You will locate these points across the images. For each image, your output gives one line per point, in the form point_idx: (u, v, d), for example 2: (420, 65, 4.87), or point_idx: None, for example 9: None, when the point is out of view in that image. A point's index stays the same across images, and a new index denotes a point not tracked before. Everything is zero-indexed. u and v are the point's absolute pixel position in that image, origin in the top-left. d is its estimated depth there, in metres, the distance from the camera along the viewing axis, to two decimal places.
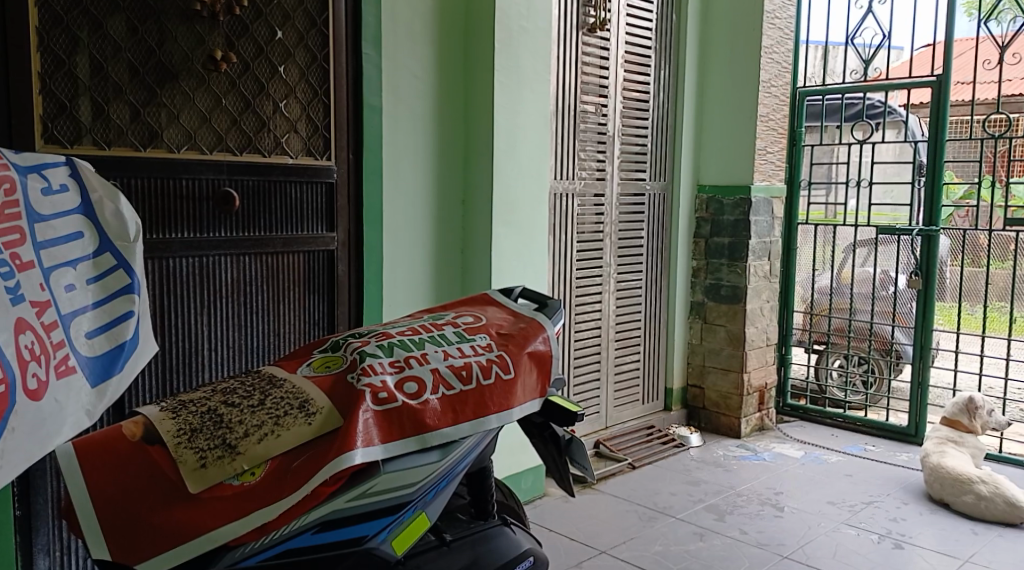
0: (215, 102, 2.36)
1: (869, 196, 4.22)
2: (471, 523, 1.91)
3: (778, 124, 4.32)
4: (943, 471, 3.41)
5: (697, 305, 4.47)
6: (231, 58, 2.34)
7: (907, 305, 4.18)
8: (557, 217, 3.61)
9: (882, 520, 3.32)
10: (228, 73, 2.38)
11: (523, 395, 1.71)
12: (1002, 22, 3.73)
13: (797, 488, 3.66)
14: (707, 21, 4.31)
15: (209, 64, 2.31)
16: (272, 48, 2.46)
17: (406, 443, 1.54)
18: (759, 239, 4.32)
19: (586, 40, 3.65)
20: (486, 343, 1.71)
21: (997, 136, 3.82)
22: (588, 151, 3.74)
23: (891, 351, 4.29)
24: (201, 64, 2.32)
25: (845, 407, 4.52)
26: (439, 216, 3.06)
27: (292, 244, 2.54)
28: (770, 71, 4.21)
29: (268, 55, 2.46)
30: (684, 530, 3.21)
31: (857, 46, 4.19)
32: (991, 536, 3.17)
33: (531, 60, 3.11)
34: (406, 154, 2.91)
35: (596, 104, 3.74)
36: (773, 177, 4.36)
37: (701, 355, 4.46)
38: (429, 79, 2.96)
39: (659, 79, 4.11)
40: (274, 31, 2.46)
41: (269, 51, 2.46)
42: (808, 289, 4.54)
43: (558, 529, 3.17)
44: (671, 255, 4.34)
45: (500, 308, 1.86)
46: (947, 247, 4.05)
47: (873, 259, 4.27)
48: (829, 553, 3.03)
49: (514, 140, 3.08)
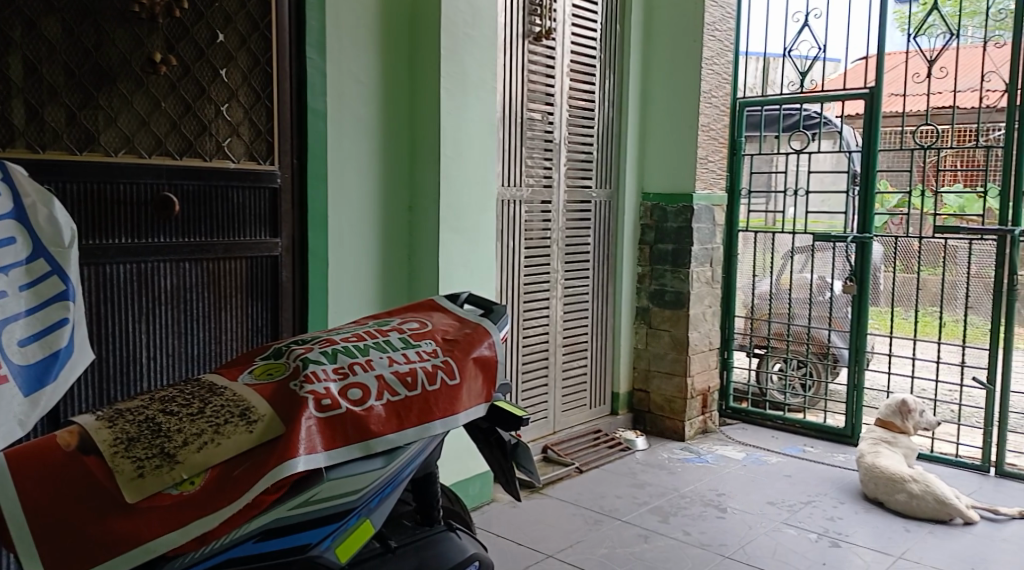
0: (153, 106, 2.33)
1: (806, 204, 4.35)
2: (416, 529, 1.93)
3: (719, 134, 4.42)
4: (877, 470, 3.51)
5: (642, 311, 4.54)
6: (170, 61, 2.32)
7: (843, 310, 4.30)
8: (504, 223, 3.64)
9: (820, 519, 3.42)
10: (168, 76, 2.36)
11: (469, 400, 1.73)
12: (932, 37, 3.88)
13: (739, 489, 3.74)
14: (650, 32, 4.40)
15: (148, 66, 2.29)
16: (213, 52, 2.44)
17: (349, 450, 1.55)
18: (701, 246, 4.41)
19: (532, 48, 3.69)
20: (432, 349, 1.73)
21: (927, 147, 3.96)
22: (534, 158, 3.77)
23: (827, 354, 4.39)
24: (139, 66, 2.29)
25: (784, 409, 4.62)
26: (386, 222, 3.06)
27: (234, 249, 2.53)
28: (711, 83, 4.31)
29: (209, 59, 2.44)
30: (629, 532, 3.26)
31: (795, 58, 4.30)
32: (922, 533, 3.28)
33: (477, 68, 3.14)
34: (352, 160, 2.91)
35: (542, 112, 3.79)
36: (714, 185, 4.46)
37: (646, 359, 4.53)
38: (374, 85, 2.97)
39: (604, 88, 4.18)
40: (215, 35, 2.44)
41: (210, 54, 2.44)
42: (748, 294, 4.65)
43: (505, 534, 3.19)
44: (617, 261, 4.40)
45: (445, 314, 1.89)
46: (880, 254, 4.18)
47: (810, 265, 4.37)
48: (768, 552, 3.11)
49: (461, 147, 3.10)
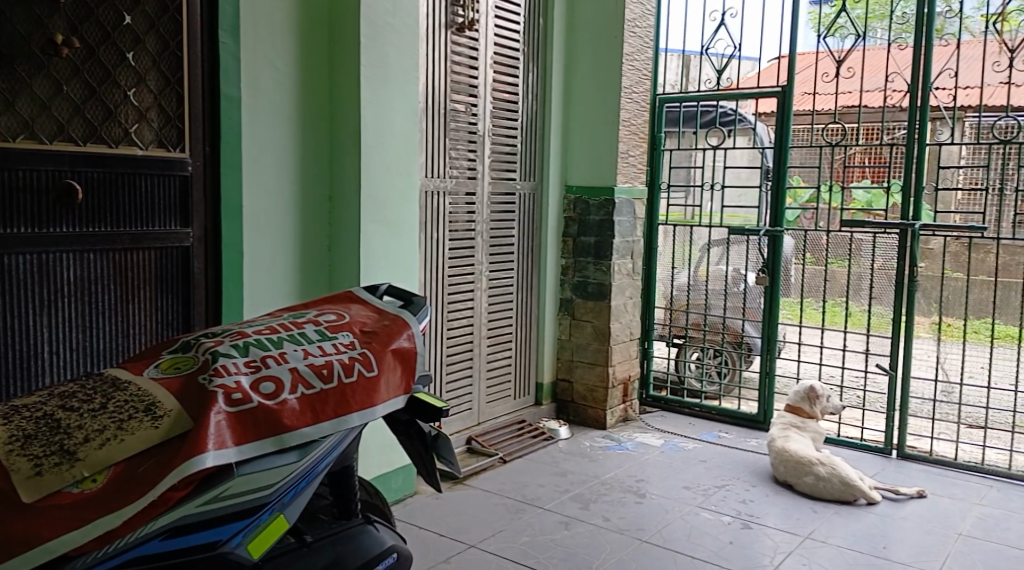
0: (55, 89, 2.28)
1: (722, 198, 4.48)
2: (334, 524, 1.95)
3: (639, 129, 4.52)
4: (787, 454, 3.65)
5: (565, 302, 4.61)
6: (73, 43, 2.28)
7: (756, 300, 4.45)
8: (427, 215, 3.65)
9: (733, 502, 3.55)
10: (71, 59, 2.31)
11: (387, 392, 1.76)
12: (840, 38, 4.04)
13: (656, 475, 3.85)
14: (573, 26, 4.46)
15: (49, 48, 2.25)
16: (119, 35, 2.41)
17: (261, 444, 1.57)
18: (623, 239, 4.50)
19: (455, 39, 3.71)
20: (349, 342, 1.75)
21: (834, 144, 4.12)
22: (458, 150, 3.80)
23: (742, 343, 4.54)
24: (39, 48, 2.24)
25: (701, 396, 4.76)
26: (305, 212, 3.04)
27: (142, 240, 2.50)
28: (631, 78, 4.40)
29: (115, 42, 2.40)
30: (550, 520, 3.33)
31: (711, 56, 4.43)
32: (828, 514, 3.43)
33: (399, 57, 3.14)
34: (269, 150, 2.89)
35: (466, 104, 3.81)
36: (634, 179, 4.56)
37: (569, 350, 4.60)
38: (293, 73, 2.95)
39: (527, 82, 4.23)
40: (121, 16, 2.41)
41: (117, 37, 2.40)
42: (667, 286, 4.77)
43: (427, 526, 3.22)
44: (541, 253, 4.46)
45: (364, 306, 1.91)
46: (791, 247, 4.34)
47: (726, 258, 4.51)
48: (683, 535, 3.22)
49: (382, 137, 3.09)
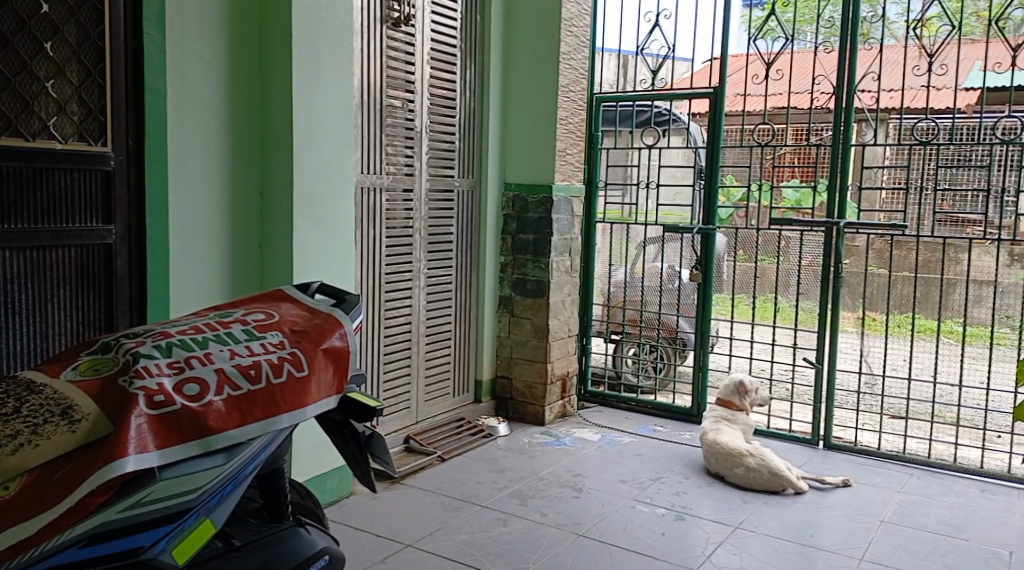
0: None
1: (657, 196, 4.55)
2: (263, 527, 1.95)
3: (576, 127, 4.55)
4: (718, 446, 3.73)
5: (504, 300, 4.62)
6: None
7: (690, 296, 4.54)
8: (364, 211, 3.62)
9: (667, 494, 3.61)
10: None
11: (319, 392, 1.77)
12: (769, 41, 4.13)
13: (593, 469, 3.90)
14: (510, 23, 4.46)
15: None
16: (36, 23, 2.37)
17: (186, 447, 1.57)
18: (561, 236, 4.53)
19: (391, 34, 3.69)
20: (278, 341, 1.76)
21: (764, 144, 4.22)
22: (395, 146, 3.78)
23: (676, 338, 4.63)
24: None
25: (638, 391, 4.83)
26: (235, 209, 2.98)
27: (62, 236, 2.46)
28: (568, 77, 4.44)
29: (32, 31, 2.36)
30: (488, 517, 3.34)
31: (647, 56, 4.48)
32: (758, 504, 3.52)
33: (332, 51, 3.07)
34: (196, 145, 2.83)
35: (402, 99, 3.79)
36: (572, 177, 4.59)
37: (508, 347, 4.62)
38: (221, 67, 2.90)
39: (465, 78, 4.23)
40: (39, 5, 2.36)
41: (33, 26, 2.36)
42: (605, 283, 4.82)
43: (363, 526, 3.20)
44: (479, 250, 4.47)
45: (295, 304, 1.91)
46: (724, 244, 4.44)
47: (662, 254, 4.59)
48: (618, 528, 3.27)
49: (316, 133, 3.04)
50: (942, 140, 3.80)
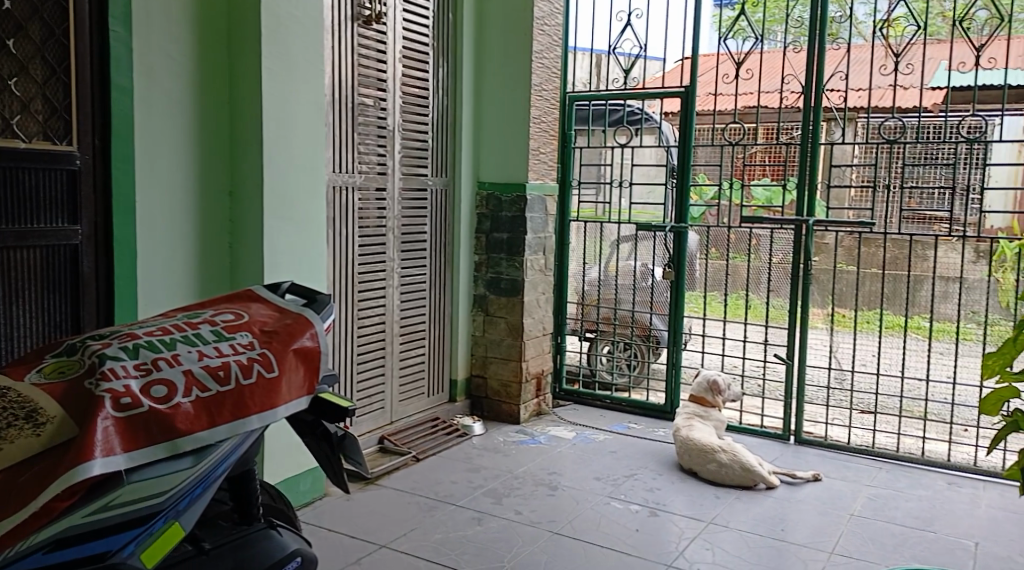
0: None
1: (630, 195, 4.58)
2: (233, 530, 1.93)
3: (550, 126, 4.56)
4: (691, 442, 3.76)
5: (479, 299, 4.62)
6: None
7: (663, 294, 4.57)
8: (336, 210, 3.60)
9: (641, 491, 3.63)
10: None
11: (289, 393, 1.76)
12: (738, 41, 4.15)
13: (568, 467, 3.91)
14: (482, 22, 4.46)
15: None
16: None
17: (154, 450, 1.56)
18: (535, 235, 4.54)
19: (362, 32, 3.68)
20: (248, 342, 1.75)
21: (734, 144, 4.23)
22: (367, 145, 3.76)
23: (650, 336, 4.66)
24: None
25: (612, 388, 4.86)
26: (204, 209, 2.96)
27: (26, 237, 2.43)
28: (541, 76, 4.44)
29: None
30: (462, 516, 3.34)
31: (619, 55, 4.51)
32: (730, 499, 3.55)
33: (303, 49, 3.05)
34: (164, 144, 2.81)
35: (374, 97, 3.78)
36: (546, 176, 4.59)
37: (483, 346, 4.61)
38: (190, 65, 2.87)
39: (437, 77, 4.22)
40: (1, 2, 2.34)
41: None
42: (579, 281, 4.84)
43: (337, 528, 3.18)
44: (453, 249, 4.47)
45: (265, 304, 1.90)
46: (696, 242, 4.48)
47: (635, 252, 4.62)
48: (593, 525, 3.28)
49: (287, 131, 3.01)
50: (908, 138, 3.85)
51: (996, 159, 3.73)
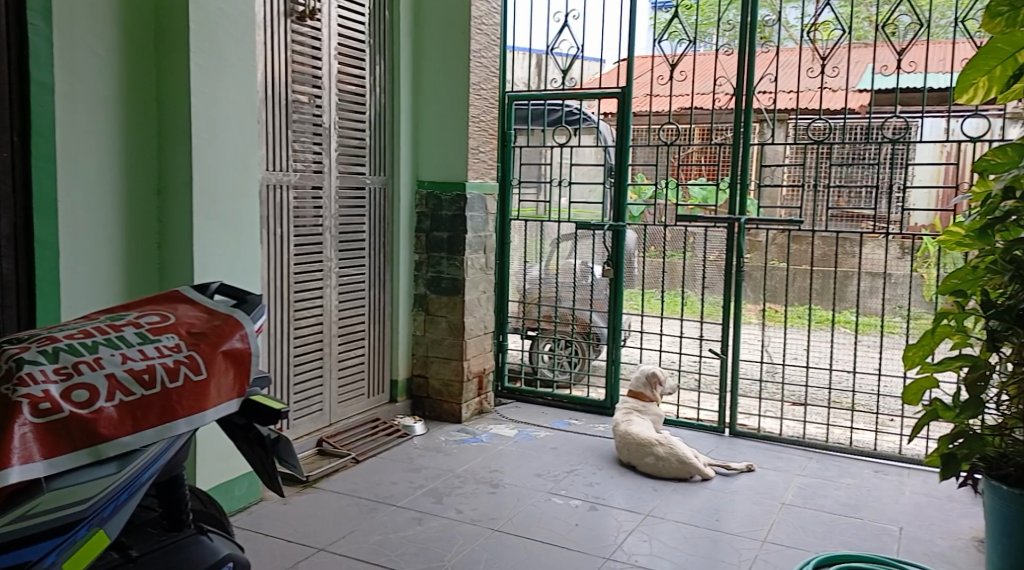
0: None
1: (570, 194, 4.61)
2: (163, 536, 1.90)
3: (489, 125, 4.56)
4: (629, 437, 3.80)
5: (419, 298, 4.60)
6: None
7: (602, 292, 4.62)
8: (271, 209, 3.55)
9: (581, 486, 3.66)
10: None
11: (218, 396, 1.77)
12: (672, 43, 4.21)
13: (509, 465, 3.92)
14: (420, 19, 4.44)
15: None
16: None
17: (76, 456, 1.56)
18: (475, 234, 4.53)
19: (296, 28, 3.63)
20: (174, 344, 1.74)
21: (670, 144, 4.32)
22: (302, 143, 3.71)
23: (590, 333, 4.72)
24: None
25: (553, 385, 4.89)
26: (130, 208, 2.89)
27: None
28: (479, 75, 4.44)
29: None
30: (403, 517, 3.32)
31: (556, 56, 4.54)
32: (667, 491, 3.60)
33: (233, 44, 2.99)
34: (88, 140, 2.74)
35: (309, 95, 3.74)
36: (486, 175, 4.59)
37: (424, 346, 4.59)
38: (115, 59, 2.80)
39: (374, 74, 4.19)
40: None
41: None
42: (520, 280, 4.84)
43: (273, 533, 3.14)
44: (393, 248, 4.44)
45: (192, 305, 1.88)
46: (634, 241, 4.53)
47: (575, 251, 4.66)
48: (533, 522, 3.29)
49: (217, 128, 2.96)
50: (836, 139, 3.94)
51: (920, 159, 3.84)
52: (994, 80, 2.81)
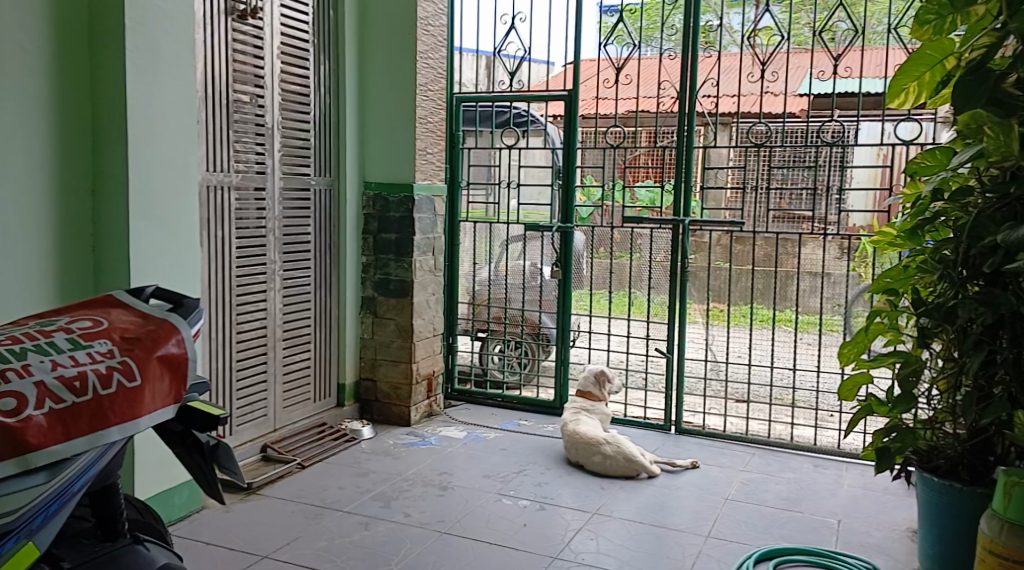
0: None
1: (518, 196, 4.61)
2: (97, 547, 1.86)
3: (435, 126, 4.53)
4: (577, 436, 3.82)
5: (367, 300, 4.56)
6: None
7: (551, 292, 4.64)
8: (211, 210, 3.49)
9: (529, 486, 3.67)
10: None
11: (152, 402, 1.75)
12: (618, 47, 4.23)
13: (457, 466, 3.91)
14: (365, 18, 4.40)
15: None
16: None
17: (4, 466, 1.51)
18: (423, 235, 4.51)
19: (237, 26, 3.58)
20: (107, 350, 1.71)
21: (617, 146, 4.36)
22: (244, 143, 3.66)
23: (540, 334, 4.73)
24: None
25: (503, 386, 4.90)
26: (62, 209, 2.81)
27: None
28: (426, 76, 4.42)
29: None
30: (349, 521, 3.29)
31: (504, 58, 4.53)
32: (615, 489, 3.62)
33: (171, 42, 2.94)
34: (17, 139, 2.66)
35: (251, 94, 3.68)
36: (434, 177, 4.57)
37: (372, 349, 4.56)
38: (45, 56, 2.73)
39: (318, 74, 4.15)
40: None
41: None
42: (470, 281, 4.84)
43: (216, 541, 3.08)
44: (339, 250, 4.39)
45: (126, 310, 1.85)
46: (582, 242, 4.55)
47: (524, 252, 4.67)
48: (480, 523, 3.29)
49: (154, 127, 2.90)
50: (776, 142, 4.02)
51: (858, 161, 3.92)
52: (925, 86, 2.88)
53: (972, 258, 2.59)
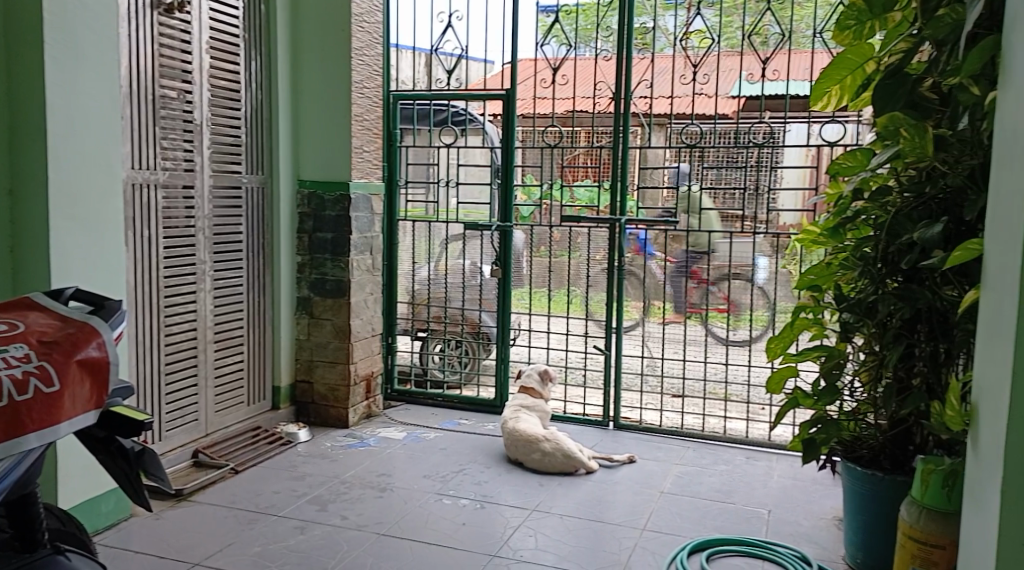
0: None
1: (456, 195, 4.61)
2: (15, 558, 1.79)
3: (372, 124, 4.50)
4: (516, 434, 3.82)
5: (302, 301, 4.50)
6: None
7: (491, 291, 4.64)
8: (137, 209, 3.40)
9: (469, 485, 3.66)
10: None
11: (73, 407, 1.69)
12: (554, 47, 4.26)
13: (397, 467, 3.88)
14: (297, 14, 4.34)
15: None
16: None
17: None
18: (360, 234, 4.47)
19: (163, 20, 3.50)
20: (23, 354, 1.65)
21: (554, 145, 4.39)
22: (171, 141, 3.58)
23: (480, 333, 4.73)
24: None
25: (443, 386, 4.88)
26: None
27: None
28: (361, 73, 4.38)
29: None
30: (285, 526, 3.25)
31: (441, 56, 4.51)
32: (554, 486, 3.64)
33: (93, 36, 2.85)
34: None
35: (179, 90, 3.61)
36: (370, 175, 4.53)
37: (308, 350, 4.50)
38: None
39: (250, 70, 4.08)
40: None
41: None
42: (409, 280, 4.81)
43: (145, 549, 3.01)
44: (273, 250, 4.32)
45: (45, 313, 1.80)
46: (521, 241, 4.57)
47: (463, 251, 4.66)
48: (418, 523, 3.27)
49: (74, 124, 2.81)
50: (710, 144, 4.09)
51: (787, 162, 4.01)
52: (846, 89, 2.95)
53: (891, 255, 2.68)
